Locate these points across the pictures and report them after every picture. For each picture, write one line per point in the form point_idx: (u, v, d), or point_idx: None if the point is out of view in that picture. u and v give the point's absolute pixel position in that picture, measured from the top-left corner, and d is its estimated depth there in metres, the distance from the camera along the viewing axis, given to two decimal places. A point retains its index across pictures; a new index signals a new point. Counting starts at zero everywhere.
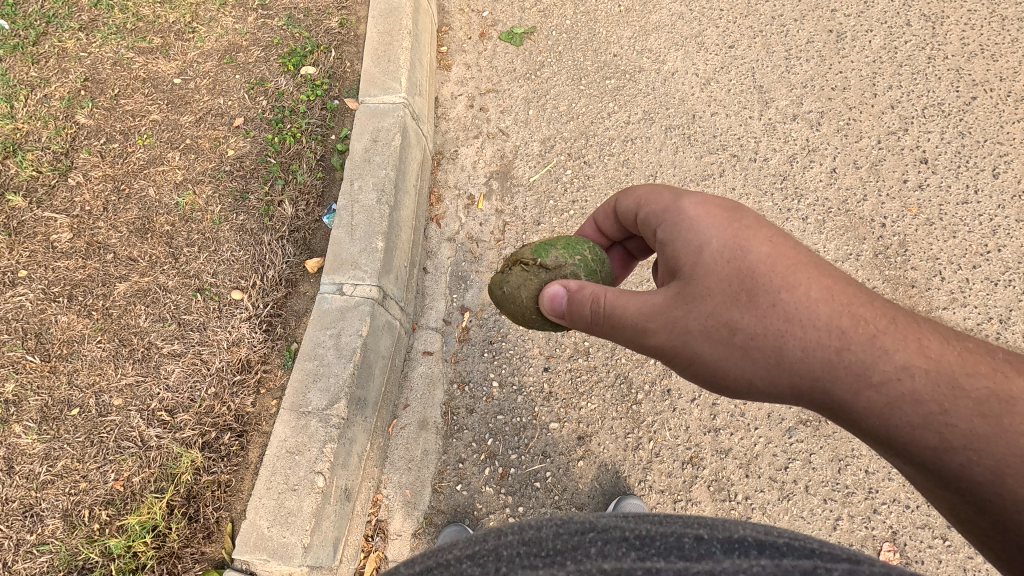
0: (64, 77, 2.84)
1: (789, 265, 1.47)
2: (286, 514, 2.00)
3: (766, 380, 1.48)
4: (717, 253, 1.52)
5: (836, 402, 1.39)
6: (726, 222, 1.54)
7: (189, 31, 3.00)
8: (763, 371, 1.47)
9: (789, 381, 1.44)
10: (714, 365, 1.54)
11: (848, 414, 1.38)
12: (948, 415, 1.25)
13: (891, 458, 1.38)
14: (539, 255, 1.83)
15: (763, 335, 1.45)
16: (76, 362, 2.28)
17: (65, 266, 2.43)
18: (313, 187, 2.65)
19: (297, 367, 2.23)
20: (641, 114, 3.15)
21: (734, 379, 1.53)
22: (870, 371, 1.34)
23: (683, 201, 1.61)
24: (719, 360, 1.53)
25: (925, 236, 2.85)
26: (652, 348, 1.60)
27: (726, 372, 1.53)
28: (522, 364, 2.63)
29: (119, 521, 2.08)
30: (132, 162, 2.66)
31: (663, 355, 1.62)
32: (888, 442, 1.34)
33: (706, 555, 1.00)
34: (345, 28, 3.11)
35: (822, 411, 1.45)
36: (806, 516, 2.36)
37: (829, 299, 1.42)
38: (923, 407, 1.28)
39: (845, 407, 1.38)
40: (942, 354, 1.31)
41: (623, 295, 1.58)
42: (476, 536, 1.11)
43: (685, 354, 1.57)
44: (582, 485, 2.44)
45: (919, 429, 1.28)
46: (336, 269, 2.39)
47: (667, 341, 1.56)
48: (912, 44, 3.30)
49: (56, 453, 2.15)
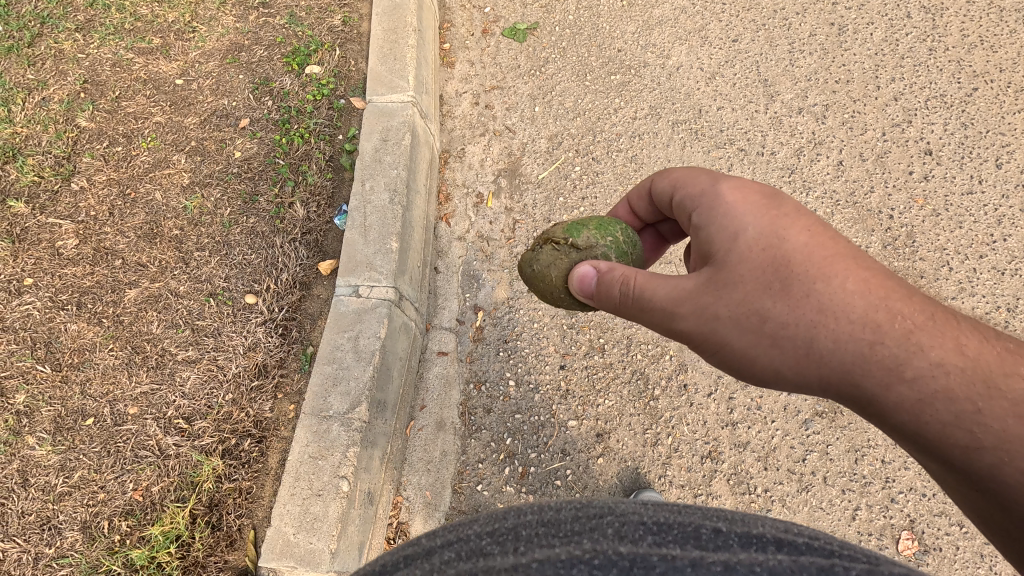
0: (62, 80, 2.78)
1: (827, 256, 1.47)
2: (312, 520, 1.99)
3: (795, 370, 1.49)
4: (754, 241, 1.51)
5: (865, 394, 1.40)
6: (765, 210, 1.53)
7: (189, 31, 2.94)
8: (793, 361, 1.48)
9: (819, 372, 1.45)
10: (742, 353, 1.55)
11: (877, 406, 1.39)
12: (982, 415, 1.25)
13: (918, 453, 1.39)
14: (570, 235, 1.82)
15: (795, 325, 1.46)
16: (88, 371, 2.25)
17: (73, 273, 2.38)
18: (323, 188, 2.62)
19: (316, 371, 2.21)
20: (647, 110, 3.14)
21: (762, 367, 1.54)
22: (903, 366, 1.34)
23: (721, 187, 1.61)
24: (747, 347, 1.53)
25: (932, 227, 2.88)
26: (679, 333, 1.61)
27: (754, 359, 1.54)
28: (538, 363, 2.63)
29: (141, 532, 2.06)
30: (137, 166, 2.61)
31: (690, 341, 1.62)
32: (915, 437, 1.35)
33: (722, 546, 0.94)
34: (348, 25, 3.06)
35: (849, 401, 1.46)
36: (826, 507, 2.38)
37: (866, 291, 1.42)
38: (955, 405, 1.28)
39: (874, 400, 1.39)
40: (978, 354, 1.31)
41: (654, 279, 1.58)
42: (499, 514, 1.13)
43: (713, 341, 1.57)
44: (602, 481, 2.45)
45: (950, 427, 1.28)
46: (351, 271, 2.36)
47: (696, 327, 1.57)
48: (913, 37, 3.32)
49: (73, 464, 2.12)
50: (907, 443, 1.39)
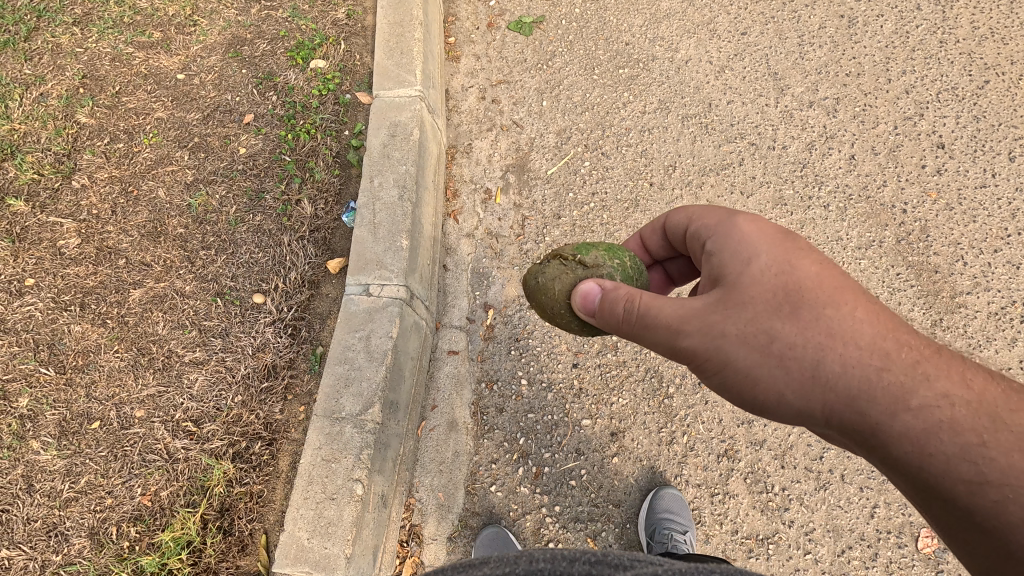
0: (60, 75, 2.71)
1: (837, 285, 1.44)
2: (326, 525, 1.95)
3: (799, 394, 1.42)
4: (767, 266, 1.48)
5: (868, 423, 1.35)
6: (779, 236, 1.51)
7: (190, 24, 2.87)
8: (798, 385, 1.42)
9: (823, 397, 1.39)
10: (746, 374, 1.47)
11: (880, 437, 1.34)
12: (986, 447, 1.22)
13: (913, 493, 1.34)
14: (579, 252, 1.76)
15: (802, 348, 1.41)
16: (94, 373, 2.19)
17: (75, 273, 2.32)
18: (331, 185, 2.57)
19: (327, 372, 2.16)
20: (656, 104, 3.09)
21: (763, 391, 1.47)
22: (908, 396, 1.31)
23: (736, 214, 1.60)
24: (752, 368, 1.46)
25: (946, 221, 2.84)
26: (681, 351, 1.53)
27: (756, 382, 1.47)
28: (550, 361, 2.59)
29: (150, 538, 2.02)
30: (139, 163, 2.54)
31: (690, 361, 1.54)
32: (915, 470, 1.30)
33: None
34: (352, 19, 2.99)
35: (849, 433, 1.40)
36: (843, 505, 2.37)
37: (873, 321, 1.40)
38: (959, 436, 1.25)
39: (877, 429, 1.34)
40: (981, 388, 1.30)
41: (662, 295, 1.52)
42: (507, 556, 1.15)
43: (716, 361, 1.49)
44: (617, 481, 2.43)
45: (954, 459, 1.25)
46: (360, 269, 2.31)
47: (700, 346, 1.49)
48: (924, 29, 3.27)
49: (79, 469, 2.07)
50: (905, 480, 1.34)
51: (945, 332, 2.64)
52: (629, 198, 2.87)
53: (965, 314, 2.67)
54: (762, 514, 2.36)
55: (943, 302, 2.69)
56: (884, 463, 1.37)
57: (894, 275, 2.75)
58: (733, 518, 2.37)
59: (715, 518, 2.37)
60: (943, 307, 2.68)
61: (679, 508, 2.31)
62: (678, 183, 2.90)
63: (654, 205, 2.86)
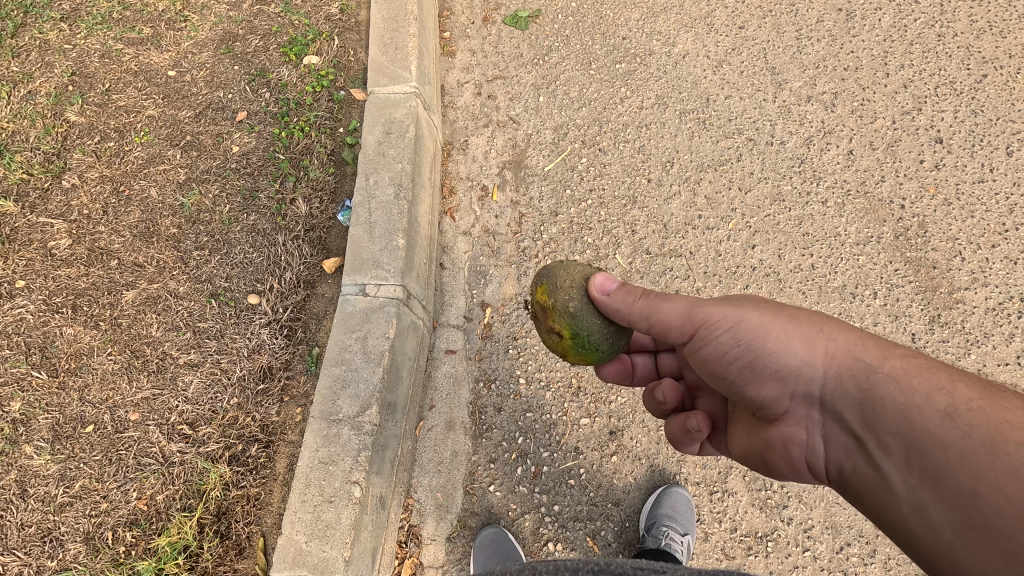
0: (48, 72, 2.66)
1: None
2: (324, 528, 1.94)
3: (802, 352, 1.52)
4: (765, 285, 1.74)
5: (862, 369, 1.42)
6: None
7: (181, 20, 2.82)
8: (802, 339, 1.52)
9: (823, 352, 1.49)
10: (754, 331, 1.57)
11: (871, 382, 1.38)
12: (957, 382, 1.27)
13: (898, 455, 1.29)
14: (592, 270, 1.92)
15: (805, 316, 1.56)
16: (87, 377, 2.17)
17: (66, 275, 2.29)
18: (326, 183, 2.54)
19: (324, 373, 2.14)
20: (654, 99, 3.06)
21: (769, 351, 1.55)
22: (892, 349, 1.41)
23: None
24: (763, 326, 1.57)
25: (944, 216, 2.83)
26: (696, 312, 1.65)
27: (764, 339, 1.56)
28: (548, 360, 2.57)
29: (147, 543, 2.01)
30: (130, 162, 2.51)
31: (701, 324, 1.65)
32: (899, 413, 1.30)
33: None
34: (345, 14, 2.95)
35: (845, 390, 1.44)
36: (842, 502, 2.37)
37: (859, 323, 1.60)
38: (939, 374, 1.30)
39: (869, 375, 1.39)
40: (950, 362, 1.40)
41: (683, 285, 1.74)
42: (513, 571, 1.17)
43: (727, 320, 1.61)
44: (617, 480, 2.43)
45: (933, 393, 1.27)
46: (357, 269, 2.29)
47: (714, 309, 1.63)
48: (922, 22, 3.25)
49: (73, 473, 2.05)
50: (891, 436, 1.31)
51: (943, 328, 2.63)
52: (626, 194, 2.85)
53: (963, 310, 2.66)
54: (761, 512, 2.37)
55: (941, 298, 2.68)
56: (873, 422, 1.36)
57: (892, 271, 2.74)
58: (732, 515, 2.38)
59: (714, 516, 2.38)
60: (941, 302, 2.67)
61: (683, 512, 2.31)
62: (676, 179, 2.88)
63: (652, 202, 2.84)
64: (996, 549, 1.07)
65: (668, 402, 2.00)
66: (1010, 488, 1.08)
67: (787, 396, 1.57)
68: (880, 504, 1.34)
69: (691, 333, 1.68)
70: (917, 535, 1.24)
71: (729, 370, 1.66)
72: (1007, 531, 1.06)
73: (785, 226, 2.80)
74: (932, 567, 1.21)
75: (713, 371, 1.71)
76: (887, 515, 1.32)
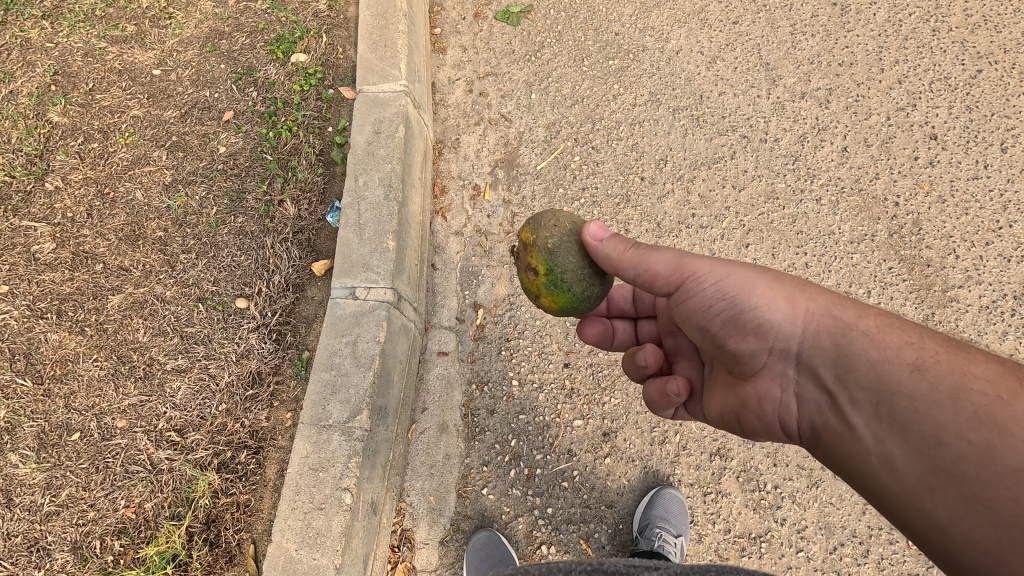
0: (31, 72, 2.61)
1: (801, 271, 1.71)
2: (314, 536, 1.93)
3: (784, 308, 1.51)
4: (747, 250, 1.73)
5: (839, 326, 1.42)
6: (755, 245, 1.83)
7: (165, 17, 2.77)
8: (785, 297, 1.52)
9: (803, 310, 1.49)
10: (739, 287, 1.55)
11: (847, 339, 1.39)
12: (925, 339, 1.30)
13: (867, 407, 1.31)
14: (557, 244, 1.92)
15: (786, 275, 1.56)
16: (72, 384, 2.14)
17: (51, 280, 2.25)
18: (315, 185, 2.51)
19: (313, 378, 2.12)
20: (647, 96, 3.03)
21: (754, 306, 1.54)
22: (865, 308, 1.44)
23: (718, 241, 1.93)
24: (748, 282, 1.55)
25: (938, 214, 2.82)
26: (685, 263, 1.61)
27: (749, 294, 1.54)
28: (541, 361, 2.55)
29: (135, 551, 1.99)
30: (114, 163, 2.46)
31: (690, 276, 1.61)
32: (873, 366, 1.32)
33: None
34: (334, 10, 2.90)
35: (821, 347, 1.45)
36: (835, 502, 2.38)
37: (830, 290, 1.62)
38: (909, 331, 1.33)
39: (845, 331, 1.41)
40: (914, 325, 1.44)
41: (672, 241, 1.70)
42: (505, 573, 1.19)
43: (713, 273, 1.58)
44: (610, 482, 2.42)
45: (904, 348, 1.29)
46: (346, 272, 2.26)
47: (702, 263, 1.60)
48: (916, 17, 3.21)
49: (59, 482, 2.03)
50: (861, 388, 1.33)
51: (937, 327, 2.62)
52: (619, 193, 2.83)
53: (957, 309, 2.65)
54: (755, 513, 2.37)
55: (935, 297, 2.67)
56: (846, 377, 1.38)
57: (886, 269, 2.73)
58: (725, 516, 2.38)
59: (707, 517, 2.37)
60: (935, 301, 2.66)
61: (676, 514, 2.30)
62: (669, 177, 2.85)
63: (645, 201, 2.81)
64: (955, 492, 1.11)
65: (649, 366, 1.96)
66: (972, 433, 1.12)
67: (765, 352, 1.56)
68: (849, 455, 1.36)
69: (677, 287, 1.65)
70: (881, 483, 1.26)
71: (711, 324, 1.64)
72: (967, 474, 1.10)
73: (779, 224, 2.79)
74: (894, 514, 1.24)
75: (697, 325, 1.68)
76: (856, 465, 1.34)
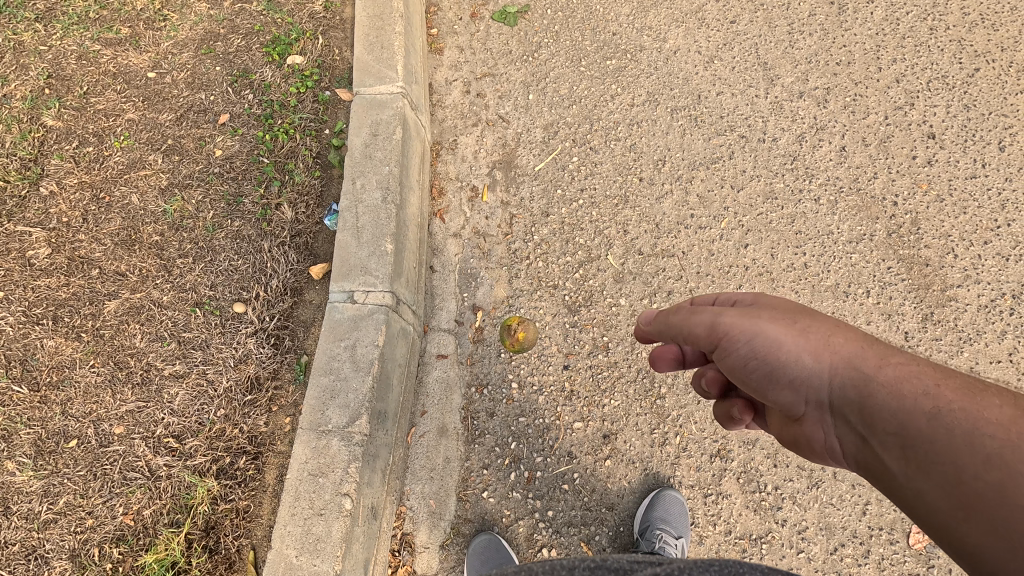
0: (24, 75, 2.59)
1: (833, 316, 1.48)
2: (314, 542, 1.92)
3: (808, 360, 1.33)
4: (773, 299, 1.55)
5: (856, 376, 1.25)
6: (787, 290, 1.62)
7: (159, 19, 2.74)
8: (796, 347, 1.36)
9: (820, 361, 1.32)
10: (755, 342, 1.42)
11: (865, 391, 1.21)
12: (939, 385, 1.11)
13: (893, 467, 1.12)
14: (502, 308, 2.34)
15: (803, 325, 1.39)
16: (69, 390, 2.13)
17: (46, 285, 2.24)
18: (312, 188, 2.49)
19: (312, 383, 2.10)
20: (645, 96, 3.01)
21: (771, 359, 1.39)
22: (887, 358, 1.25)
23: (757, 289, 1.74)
24: (762, 334, 1.42)
25: (936, 213, 2.81)
26: (708, 323, 1.52)
27: (763, 347, 1.41)
28: (541, 364, 2.55)
29: (134, 559, 1.98)
30: (110, 167, 2.44)
31: (712, 335, 1.51)
32: (892, 415, 1.13)
33: None
34: (329, 11, 2.87)
35: (844, 401, 1.26)
36: (836, 503, 2.38)
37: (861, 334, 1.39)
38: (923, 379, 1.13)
39: (861, 380, 1.23)
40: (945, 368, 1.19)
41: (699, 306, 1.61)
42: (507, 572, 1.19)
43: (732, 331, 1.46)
44: (610, 484, 2.42)
45: (917, 397, 1.11)
46: (345, 276, 2.24)
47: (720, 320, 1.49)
48: (914, 15, 3.19)
49: (56, 490, 2.02)
50: (884, 444, 1.15)
51: (936, 326, 2.63)
52: (618, 194, 2.82)
53: (956, 308, 2.65)
54: (755, 514, 2.37)
55: (934, 296, 2.67)
56: (871, 434, 1.18)
57: (885, 268, 2.73)
58: (726, 517, 2.38)
59: (708, 519, 2.38)
60: (934, 301, 2.66)
61: (676, 515, 2.30)
62: (668, 178, 2.85)
63: (643, 201, 2.81)
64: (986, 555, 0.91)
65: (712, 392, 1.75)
66: (981, 477, 0.95)
67: (799, 409, 1.38)
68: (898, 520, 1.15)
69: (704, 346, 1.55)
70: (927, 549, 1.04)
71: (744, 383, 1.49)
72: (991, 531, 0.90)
73: (778, 224, 2.78)
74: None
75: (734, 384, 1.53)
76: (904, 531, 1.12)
